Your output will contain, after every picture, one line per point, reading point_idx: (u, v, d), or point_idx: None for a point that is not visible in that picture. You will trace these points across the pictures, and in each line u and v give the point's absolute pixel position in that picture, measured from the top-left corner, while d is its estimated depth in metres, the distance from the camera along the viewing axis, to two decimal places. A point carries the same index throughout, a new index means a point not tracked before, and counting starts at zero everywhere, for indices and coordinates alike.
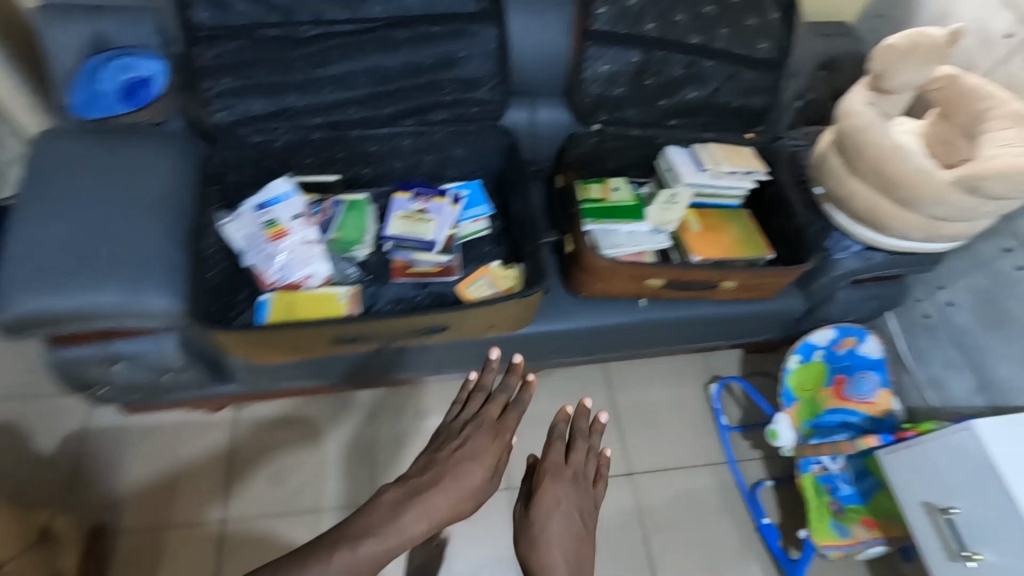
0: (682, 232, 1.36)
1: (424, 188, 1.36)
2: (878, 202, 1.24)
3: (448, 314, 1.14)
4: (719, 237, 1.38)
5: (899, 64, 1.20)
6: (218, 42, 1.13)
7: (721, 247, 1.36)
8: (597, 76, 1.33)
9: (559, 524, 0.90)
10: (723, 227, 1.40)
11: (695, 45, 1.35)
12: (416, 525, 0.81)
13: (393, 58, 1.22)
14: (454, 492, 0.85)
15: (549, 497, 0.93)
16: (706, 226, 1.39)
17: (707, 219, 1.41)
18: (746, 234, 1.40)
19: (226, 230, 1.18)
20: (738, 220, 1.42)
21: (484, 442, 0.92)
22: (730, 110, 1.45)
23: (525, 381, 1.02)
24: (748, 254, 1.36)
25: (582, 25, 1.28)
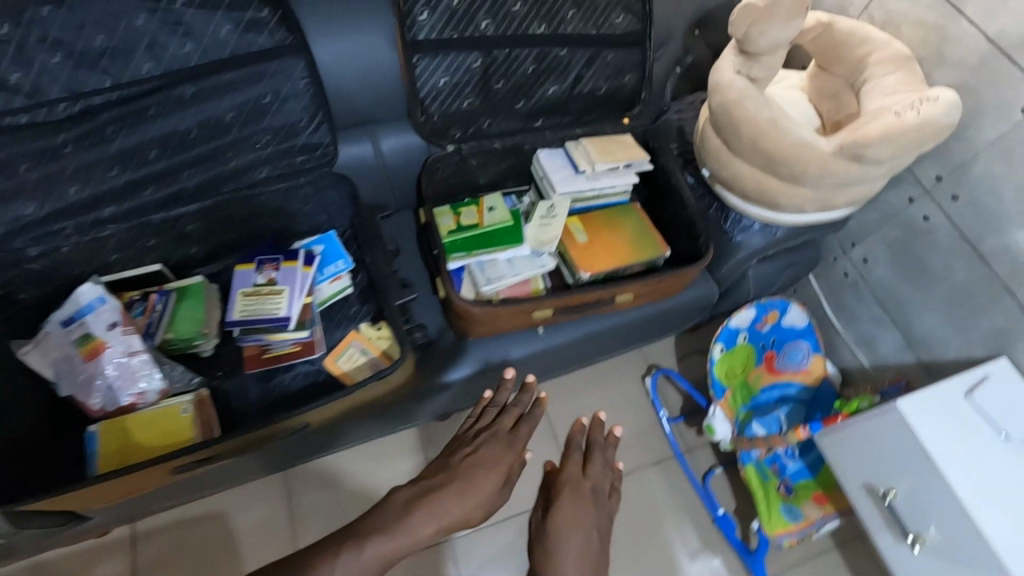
0: (567, 247, 1.23)
1: (269, 254, 1.18)
2: (765, 180, 1.11)
3: (309, 412, 1.01)
4: (610, 244, 1.25)
5: (761, 24, 1.06)
6: None
7: (613, 256, 1.23)
8: (438, 90, 1.16)
9: (578, 530, 0.81)
10: (614, 230, 1.27)
11: (542, 35, 1.19)
12: (424, 527, 0.72)
13: (186, 120, 1.03)
14: (467, 498, 0.77)
15: (571, 508, 0.83)
16: (594, 233, 1.26)
17: (595, 225, 1.27)
18: (640, 233, 1.27)
19: (30, 360, 1.00)
20: (629, 218, 1.29)
21: (499, 450, 0.85)
22: (599, 98, 1.30)
23: (537, 398, 0.95)
24: (643, 256, 1.23)
25: (405, 37, 1.10)
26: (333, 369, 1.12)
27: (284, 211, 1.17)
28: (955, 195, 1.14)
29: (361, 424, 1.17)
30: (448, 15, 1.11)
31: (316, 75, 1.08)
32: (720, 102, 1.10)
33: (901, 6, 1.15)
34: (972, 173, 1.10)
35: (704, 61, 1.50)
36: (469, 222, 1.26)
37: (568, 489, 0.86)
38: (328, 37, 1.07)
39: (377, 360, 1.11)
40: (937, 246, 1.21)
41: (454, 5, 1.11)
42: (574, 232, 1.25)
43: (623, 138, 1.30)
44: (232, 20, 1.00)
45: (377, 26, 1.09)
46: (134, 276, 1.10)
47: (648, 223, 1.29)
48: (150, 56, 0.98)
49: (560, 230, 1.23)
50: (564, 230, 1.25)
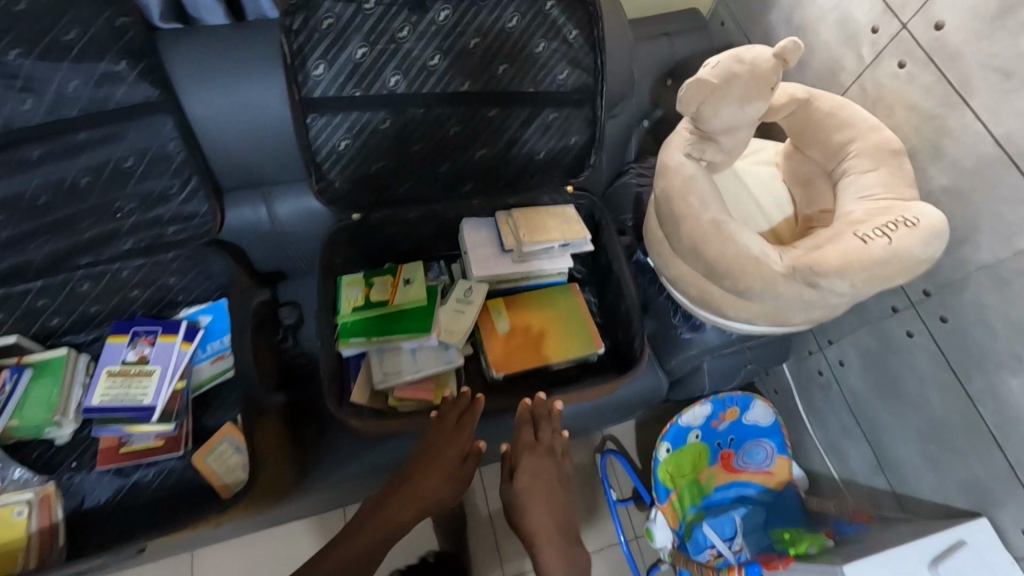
0: (484, 337, 1.08)
1: (146, 326, 1.05)
2: (709, 288, 0.93)
3: (144, 539, 0.87)
4: (536, 335, 1.08)
5: (713, 105, 0.87)
6: None
7: (536, 350, 1.07)
8: (340, 154, 1.00)
9: (546, 496, 0.88)
10: (543, 317, 1.10)
11: (467, 94, 1.01)
12: (395, 515, 0.82)
13: (29, 186, 0.88)
14: (420, 493, 0.84)
15: (534, 478, 0.88)
16: (518, 321, 1.10)
17: (520, 310, 1.11)
18: (573, 323, 1.10)
19: None
20: (564, 303, 1.12)
21: (441, 444, 0.88)
22: (538, 162, 1.12)
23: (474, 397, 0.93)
24: (570, 353, 1.07)
25: (297, 93, 0.94)
26: (200, 470, 0.99)
27: (161, 282, 1.03)
28: (943, 317, 0.95)
29: (239, 523, 1.04)
30: (351, 70, 0.95)
31: (191, 136, 0.94)
32: (664, 192, 0.93)
33: (896, 83, 0.95)
34: (963, 294, 0.91)
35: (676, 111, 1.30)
36: (379, 299, 1.11)
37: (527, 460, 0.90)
38: (205, 91, 0.92)
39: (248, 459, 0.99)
40: (921, 372, 1.02)
41: (358, 59, 0.95)
42: (495, 319, 1.09)
43: (564, 211, 1.13)
44: (81, 73, 0.85)
45: (265, 79, 0.93)
46: None
47: (585, 310, 1.11)
48: None
49: (480, 319, 1.09)
50: (484, 315, 1.09)
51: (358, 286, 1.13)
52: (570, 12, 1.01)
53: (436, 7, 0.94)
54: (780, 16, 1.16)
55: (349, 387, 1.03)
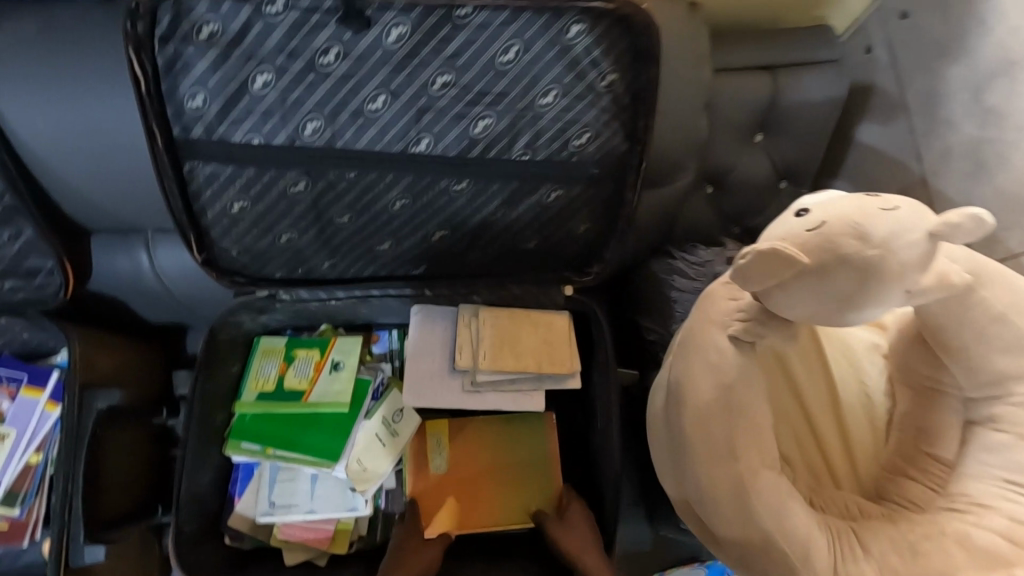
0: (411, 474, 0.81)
1: (7, 370, 0.84)
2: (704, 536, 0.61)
3: None
4: (480, 485, 0.81)
5: (793, 300, 0.50)
6: None
7: (471, 507, 0.79)
8: (235, 216, 0.70)
9: (594, 553, 0.69)
10: (497, 462, 0.82)
11: (426, 157, 0.67)
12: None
13: None
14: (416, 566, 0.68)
15: (572, 539, 0.71)
16: (461, 461, 0.82)
17: (468, 447, 0.82)
18: (528, 478, 0.81)
19: None
20: (528, 446, 0.83)
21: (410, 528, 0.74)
22: (528, 251, 0.78)
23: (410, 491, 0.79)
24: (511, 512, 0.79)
25: (165, 133, 0.63)
26: None
27: (14, 334, 0.80)
28: None
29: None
30: (245, 106, 0.62)
31: (21, 168, 0.66)
32: (680, 390, 0.58)
33: None
34: None
35: (758, 180, 0.88)
36: (294, 387, 0.85)
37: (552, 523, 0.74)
38: (29, 112, 0.62)
39: None
40: None
41: (258, 90, 0.61)
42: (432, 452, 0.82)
43: (549, 323, 0.80)
44: None
45: (120, 105, 0.62)
46: None
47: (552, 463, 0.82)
48: None
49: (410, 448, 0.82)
50: (419, 444, 0.82)
51: (275, 359, 0.85)
52: (606, 48, 0.61)
53: (384, 23, 0.58)
54: (963, 80, 0.72)
55: (229, 504, 0.81)
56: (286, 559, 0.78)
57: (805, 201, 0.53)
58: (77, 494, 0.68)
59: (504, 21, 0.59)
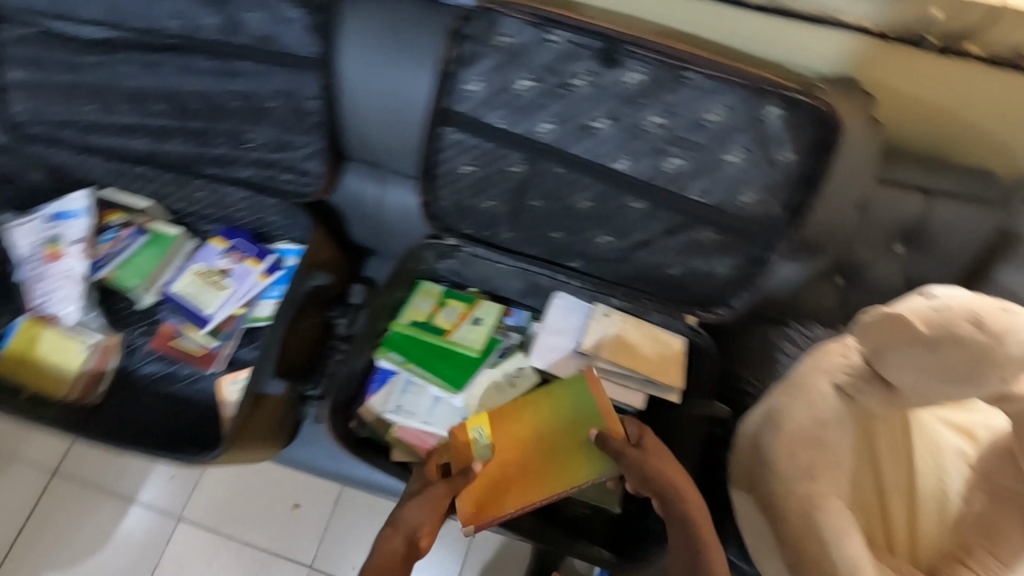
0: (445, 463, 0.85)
1: (245, 244, 1.09)
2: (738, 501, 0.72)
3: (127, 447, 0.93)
4: (534, 464, 0.83)
5: (901, 360, 0.61)
6: (19, 46, 0.95)
7: (524, 463, 0.83)
8: (458, 178, 0.91)
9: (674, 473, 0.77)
10: (552, 439, 0.85)
11: (619, 173, 0.84)
12: (393, 543, 0.75)
13: (191, 89, 0.93)
14: (417, 512, 0.76)
15: (663, 468, 0.76)
16: (504, 443, 0.85)
17: (507, 420, 0.87)
18: (580, 417, 0.85)
19: (13, 235, 1.07)
20: (580, 400, 0.86)
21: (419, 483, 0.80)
22: (667, 277, 0.92)
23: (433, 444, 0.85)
24: (577, 462, 0.82)
25: (441, 102, 0.85)
26: (213, 393, 1.06)
27: (263, 215, 1.06)
28: None
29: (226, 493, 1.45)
30: (503, 99, 0.83)
31: (332, 99, 0.91)
32: (776, 415, 0.69)
33: None
34: None
35: (886, 287, 0.97)
36: (440, 325, 1.03)
37: (637, 459, 0.77)
38: (360, 63, 0.87)
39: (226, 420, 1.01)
40: None
41: (518, 90, 0.82)
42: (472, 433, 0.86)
43: (667, 342, 0.93)
44: (262, 8, 0.84)
45: (419, 75, 0.86)
46: (126, 204, 1.10)
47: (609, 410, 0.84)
48: (170, 13, 0.87)
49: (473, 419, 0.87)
50: (461, 438, 0.85)
51: (430, 299, 1.05)
52: (794, 130, 0.76)
53: (628, 67, 0.77)
54: None
55: (364, 396, 1.00)
56: (393, 453, 0.96)
57: (934, 289, 0.63)
58: (279, 340, 0.89)
59: (720, 90, 0.76)
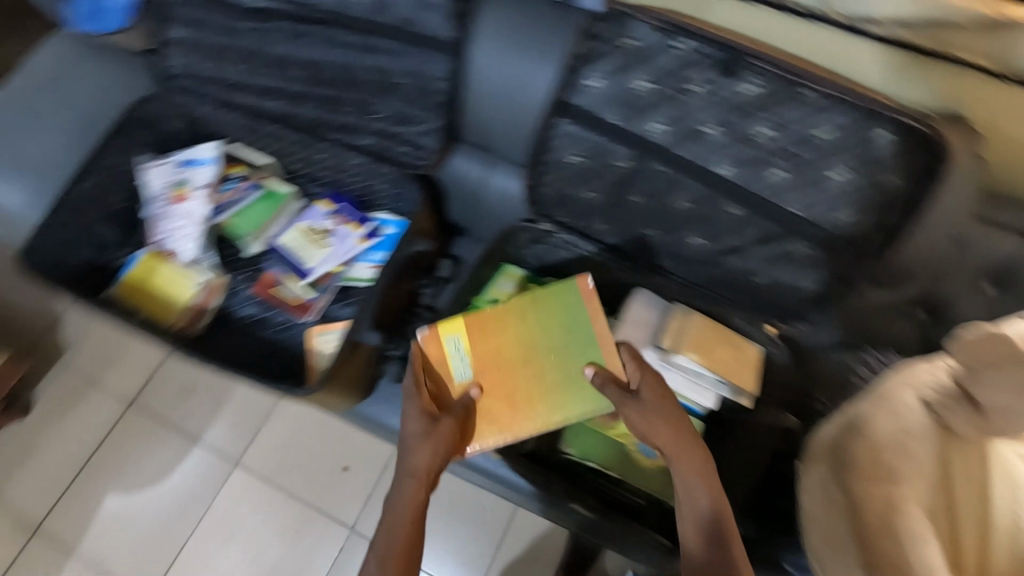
0: (433, 395, 0.88)
1: (349, 210, 1.17)
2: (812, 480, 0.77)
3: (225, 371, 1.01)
4: (520, 389, 0.88)
5: (998, 377, 0.63)
6: (189, 7, 1.07)
7: (509, 388, 0.88)
8: (564, 167, 0.97)
9: (669, 426, 0.80)
10: (536, 364, 0.89)
11: (721, 178, 0.88)
12: (411, 492, 0.80)
13: (331, 59, 1.03)
14: (424, 453, 0.80)
15: (658, 422, 0.80)
16: (480, 357, 0.89)
17: (490, 343, 0.89)
18: (567, 347, 0.89)
19: (144, 175, 1.17)
20: (574, 333, 0.89)
21: (416, 423, 0.83)
22: (751, 285, 0.96)
23: (415, 367, 0.87)
24: (566, 393, 0.87)
25: (561, 94, 0.91)
26: (301, 341, 1.13)
27: (371, 182, 1.14)
28: None
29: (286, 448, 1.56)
30: (620, 96, 0.89)
31: (458, 81, 0.99)
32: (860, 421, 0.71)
33: None
34: None
35: None
36: None
37: (637, 411, 0.81)
38: (490, 52, 0.95)
39: (311, 365, 1.09)
40: None
41: (636, 90, 0.87)
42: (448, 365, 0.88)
43: (744, 349, 0.95)
44: None
45: (543, 68, 0.93)
46: (250, 160, 1.20)
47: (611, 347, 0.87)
48: None
49: (461, 348, 0.89)
50: (435, 348, 0.89)
51: (513, 281, 1.06)
52: (902, 154, 0.79)
53: (746, 78, 0.82)
54: None
55: None
56: None
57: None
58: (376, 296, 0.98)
59: (833, 108, 0.80)
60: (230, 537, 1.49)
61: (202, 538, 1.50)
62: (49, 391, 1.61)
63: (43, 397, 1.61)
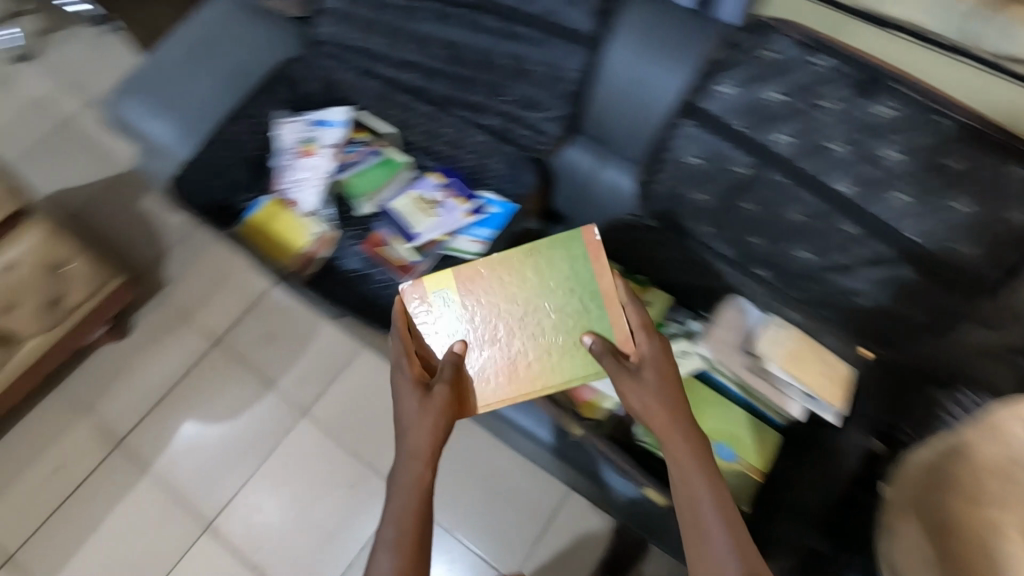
0: (425, 363, 0.90)
1: (459, 187, 1.23)
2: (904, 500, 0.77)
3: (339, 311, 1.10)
4: (518, 353, 0.89)
5: None
6: None
7: (502, 353, 0.89)
8: (682, 166, 1.01)
9: (662, 407, 0.80)
10: (534, 329, 0.90)
11: (840, 196, 0.90)
12: (414, 470, 0.81)
13: (474, 42, 1.11)
14: (423, 426, 0.82)
15: (649, 400, 0.81)
16: (473, 317, 0.90)
17: (481, 305, 0.90)
18: (566, 314, 0.89)
19: (276, 129, 1.25)
20: (575, 300, 0.89)
21: (410, 398, 0.84)
22: (851, 306, 0.97)
23: (405, 338, 0.88)
24: (565, 359, 0.89)
25: (691, 97, 0.96)
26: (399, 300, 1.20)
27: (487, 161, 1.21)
28: None
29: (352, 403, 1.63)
30: (751, 105, 0.92)
31: (590, 75, 1.05)
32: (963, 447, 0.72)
33: None
34: None
35: None
36: None
37: (633, 387, 0.82)
38: (626, 50, 1.00)
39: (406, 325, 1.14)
40: None
41: (767, 100, 0.91)
42: (436, 326, 0.90)
43: (836, 368, 0.96)
44: None
45: (675, 71, 0.98)
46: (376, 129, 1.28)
47: (614, 310, 0.88)
48: None
49: (451, 304, 0.90)
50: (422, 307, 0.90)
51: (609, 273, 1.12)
52: None
53: (880, 100, 0.84)
54: None
55: None
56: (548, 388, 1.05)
57: None
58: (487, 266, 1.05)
59: None
60: (290, 479, 1.57)
61: (265, 475, 1.58)
62: (147, 315, 1.74)
63: (142, 320, 1.73)
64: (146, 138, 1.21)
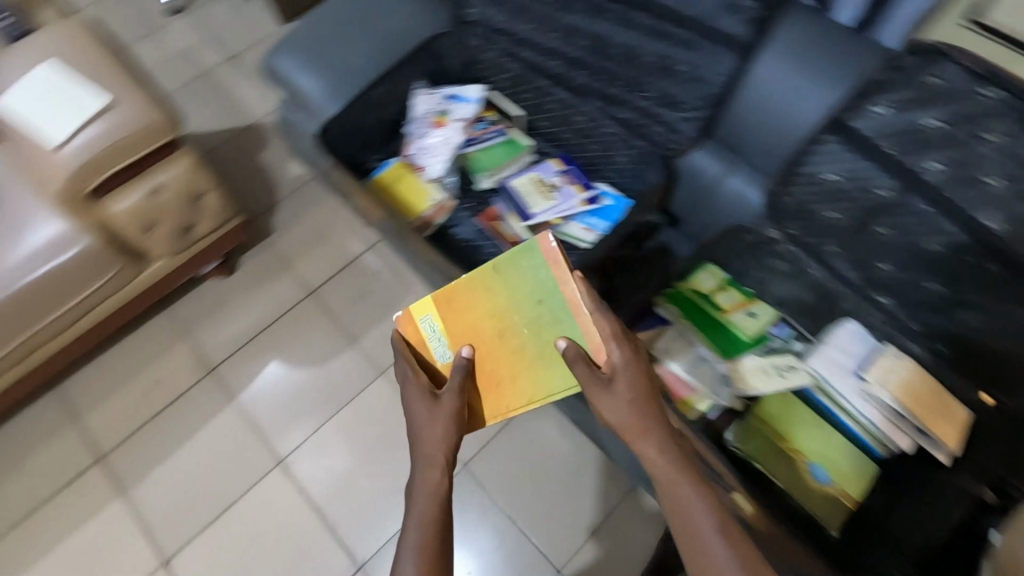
0: (430, 377, 0.95)
1: (577, 176, 1.30)
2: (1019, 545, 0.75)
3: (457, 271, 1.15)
4: (506, 364, 0.91)
5: None
6: None
7: (489, 366, 0.92)
8: (817, 182, 1.01)
9: (637, 415, 0.79)
10: (513, 339, 0.91)
11: (989, 235, 0.85)
12: (429, 476, 0.85)
13: (620, 37, 1.16)
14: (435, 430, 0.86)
15: (622, 409, 0.80)
16: (460, 328, 0.94)
17: (460, 321, 0.94)
18: (541, 319, 0.89)
19: (414, 99, 1.34)
20: (545, 304, 0.89)
21: (417, 411, 0.89)
22: (979, 349, 0.93)
23: (405, 353, 0.94)
24: (548, 367, 0.88)
25: (839, 114, 0.94)
26: None
27: (611, 153, 1.28)
28: None
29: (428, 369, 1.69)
30: (904, 128, 0.89)
31: (733, 81, 1.07)
32: None
33: None
34: None
35: None
36: (719, 303, 1.13)
37: (606, 395, 0.81)
38: (776, 59, 1.01)
39: None
40: None
41: (925, 125, 0.87)
42: (434, 345, 0.96)
43: (951, 408, 0.93)
44: None
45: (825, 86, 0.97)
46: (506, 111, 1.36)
47: (579, 318, 0.85)
48: None
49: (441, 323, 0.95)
50: (412, 329, 0.97)
51: (715, 279, 1.15)
52: None
53: None
54: None
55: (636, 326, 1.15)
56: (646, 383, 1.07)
57: None
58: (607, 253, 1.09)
59: None
60: (359, 432, 1.64)
61: (337, 424, 1.65)
62: (253, 257, 1.86)
63: (247, 261, 1.85)
64: (298, 91, 1.26)
